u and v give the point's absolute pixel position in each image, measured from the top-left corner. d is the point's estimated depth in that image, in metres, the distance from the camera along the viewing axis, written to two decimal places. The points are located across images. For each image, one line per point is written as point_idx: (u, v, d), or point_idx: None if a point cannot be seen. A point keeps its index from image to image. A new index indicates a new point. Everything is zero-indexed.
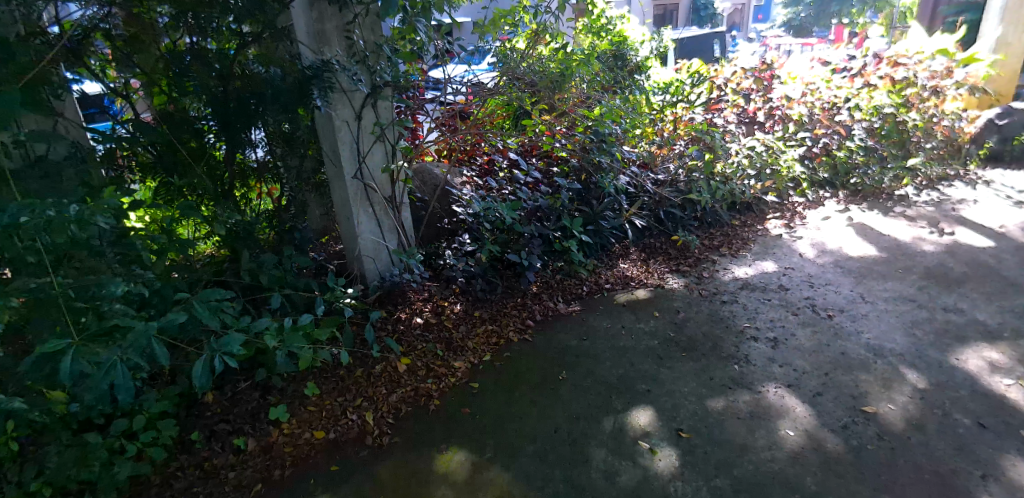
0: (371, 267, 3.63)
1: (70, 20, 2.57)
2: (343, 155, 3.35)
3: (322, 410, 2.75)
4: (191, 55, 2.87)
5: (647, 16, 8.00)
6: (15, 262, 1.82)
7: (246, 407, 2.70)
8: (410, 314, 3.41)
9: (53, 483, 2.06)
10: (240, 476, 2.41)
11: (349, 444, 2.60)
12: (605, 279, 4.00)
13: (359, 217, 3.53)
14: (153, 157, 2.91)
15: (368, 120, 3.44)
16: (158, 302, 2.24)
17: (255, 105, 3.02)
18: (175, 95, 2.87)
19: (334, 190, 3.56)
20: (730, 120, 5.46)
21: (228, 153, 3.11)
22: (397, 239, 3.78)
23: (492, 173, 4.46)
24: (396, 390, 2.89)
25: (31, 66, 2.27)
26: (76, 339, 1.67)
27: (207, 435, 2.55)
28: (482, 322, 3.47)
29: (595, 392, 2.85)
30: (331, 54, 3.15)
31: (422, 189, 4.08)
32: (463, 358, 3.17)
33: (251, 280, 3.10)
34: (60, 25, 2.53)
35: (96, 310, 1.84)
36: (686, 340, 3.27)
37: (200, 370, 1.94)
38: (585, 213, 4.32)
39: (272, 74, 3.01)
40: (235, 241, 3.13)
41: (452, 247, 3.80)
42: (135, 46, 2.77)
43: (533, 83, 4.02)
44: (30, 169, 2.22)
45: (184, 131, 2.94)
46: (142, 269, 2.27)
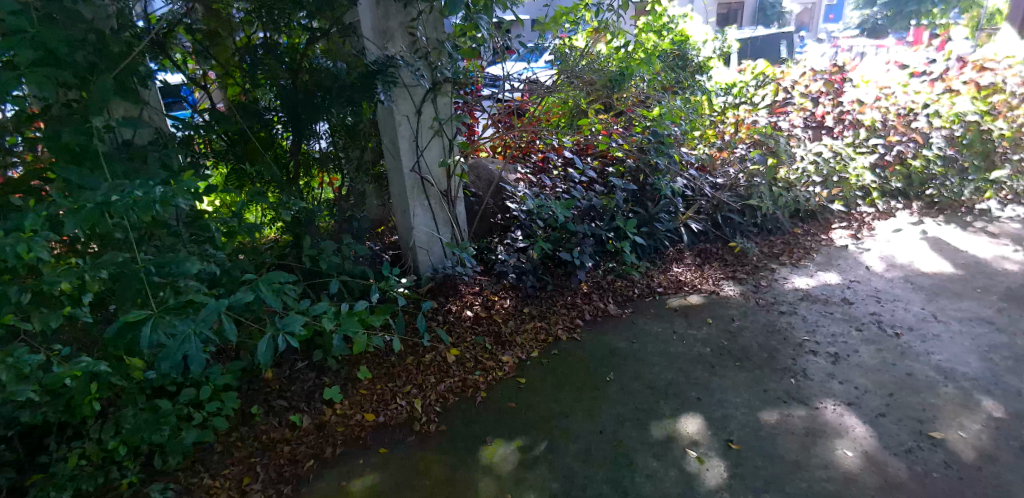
0: (425, 259, 3.74)
1: (156, 14, 2.75)
2: (402, 148, 3.47)
3: (372, 393, 2.85)
4: (263, 48, 3.08)
5: (710, 13, 7.71)
6: (104, 237, 1.96)
7: (302, 386, 2.86)
8: (461, 307, 3.48)
9: (128, 443, 2.22)
10: (295, 450, 2.54)
11: (397, 428, 2.67)
12: (657, 282, 3.94)
13: (416, 210, 3.63)
14: (225, 145, 3.05)
15: (428, 115, 3.54)
16: (226, 281, 2.36)
17: (321, 97, 3.18)
18: (248, 87, 3.12)
19: (393, 182, 3.70)
20: (795, 125, 5.23)
21: (294, 143, 3.29)
22: (450, 233, 3.87)
23: (545, 171, 4.48)
24: (444, 380, 2.95)
25: (124, 57, 2.41)
26: (155, 311, 1.76)
27: (266, 409, 2.71)
28: (531, 318, 3.49)
29: (643, 397, 2.81)
30: (394, 51, 3.29)
31: (476, 185, 4.18)
32: (511, 353, 3.19)
33: (311, 266, 3.26)
34: (147, 21, 2.72)
35: (173, 286, 1.94)
36: (740, 349, 3.18)
37: (264, 347, 2.00)
38: (639, 215, 4.29)
39: (338, 68, 3.17)
40: (298, 227, 3.29)
41: (505, 243, 3.85)
42: (213, 39, 2.99)
43: (592, 82, 3.96)
44: (119, 153, 2.37)
45: (254, 120, 3.11)
46: (214, 250, 2.43)
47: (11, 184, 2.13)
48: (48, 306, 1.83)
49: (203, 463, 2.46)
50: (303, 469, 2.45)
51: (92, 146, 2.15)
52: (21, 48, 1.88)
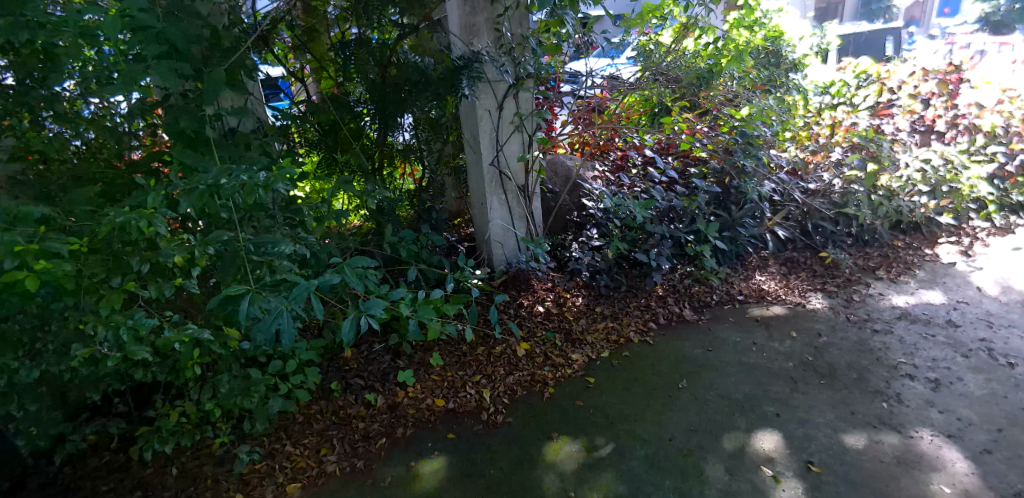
0: (499, 252, 3.78)
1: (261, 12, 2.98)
2: (483, 142, 3.52)
3: (443, 380, 2.94)
4: (356, 43, 3.21)
5: (808, 9, 7.23)
6: (212, 217, 2.12)
7: (378, 368, 3.01)
8: (533, 302, 3.50)
9: (222, 406, 2.41)
10: (369, 427, 2.67)
11: (466, 416, 2.73)
12: (737, 289, 3.78)
13: (493, 203, 3.69)
14: (318, 135, 3.23)
15: (509, 110, 3.58)
16: (315, 263, 2.53)
17: (407, 91, 3.30)
18: (341, 80, 3.28)
19: (472, 175, 3.77)
20: (900, 129, 4.86)
21: (380, 135, 3.41)
22: (526, 227, 3.89)
23: (625, 169, 4.44)
24: (513, 372, 2.99)
25: (233, 51, 2.60)
26: (253, 286, 1.89)
27: (344, 386, 2.88)
28: (603, 318, 3.45)
29: (716, 407, 2.71)
30: (479, 46, 3.33)
31: (553, 181, 4.19)
32: (581, 351, 3.17)
33: (391, 253, 3.40)
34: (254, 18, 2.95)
35: (270, 265, 2.07)
36: (826, 366, 3.00)
37: (348, 326, 2.10)
38: (721, 218, 4.13)
39: (426, 63, 3.35)
40: (380, 216, 3.43)
41: (579, 240, 3.84)
42: (310, 35, 3.22)
43: (678, 79, 3.90)
44: (227, 140, 2.57)
45: (345, 111, 3.26)
46: (306, 233, 2.57)
47: (134, 165, 2.39)
48: (163, 277, 2.00)
49: (286, 430, 2.66)
50: (375, 447, 2.57)
51: (204, 132, 2.34)
52: (149, 42, 2.09)
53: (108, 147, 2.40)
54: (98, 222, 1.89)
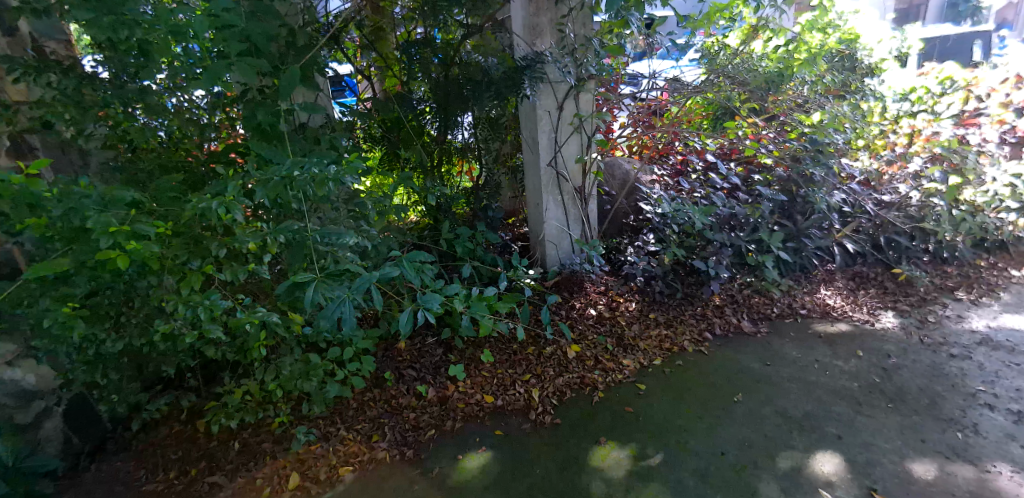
0: (553, 253, 3.78)
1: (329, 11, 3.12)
2: (541, 143, 3.54)
3: (493, 377, 2.98)
4: (419, 44, 3.27)
5: (889, 10, 6.83)
6: (283, 208, 2.23)
7: (430, 360, 3.08)
8: (585, 304, 3.48)
9: (284, 388, 2.52)
10: (420, 418, 2.73)
11: (514, 413, 2.75)
12: (800, 303, 3.64)
13: (548, 204, 3.69)
14: (381, 131, 3.36)
15: (569, 111, 3.57)
16: (375, 255, 2.62)
17: (469, 91, 3.32)
18: (405, 78, 3.37)
19: (529, 175, 3.79)
20: (989, 140, 4.38)
21: (438, 134, 3.48)
22: (581, 229, 3.87)
23: (684, 174, 4.34)
24: (563, 374, 2.99)
25: (307, 49, 2.72)
26: (318, 275, 1.97)
27: (397, 376, 2.97)
28: (657, 325, 3.40)
29: (773, 424, 2.61)
30: (541, 46, 3.37)
31: (610, 184, 4.16)
32: (633, 357, 3.13)
33: (447, 249, 3.46)
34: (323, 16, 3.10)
35: (334, 255, 2.16)
36: (894, 389, 2.83)
37: (405, 319, 2.09)
38: (786, 228, 3.98)
39: (489, 63, 3.36)
40: (438, 212, 3.52)
41: (635, 245, 3.78)
42: (377, 34, 3.32)
43: (745, 83, 3.74)
44: (299, 134, 2.69)
45: (407, 107, 3.33)
46: (368, 226, 2.65)
47: (215, 156, 2.54)
48: (237, 262, 2.12)
49: (340, 415, 2.77)
50: (424, 437, 2.63)
51: (278, 126, 2.45)
52: (231, 40, 2.19)
53: (190, 137, 2.57)
54: (182, 208, 2.03)
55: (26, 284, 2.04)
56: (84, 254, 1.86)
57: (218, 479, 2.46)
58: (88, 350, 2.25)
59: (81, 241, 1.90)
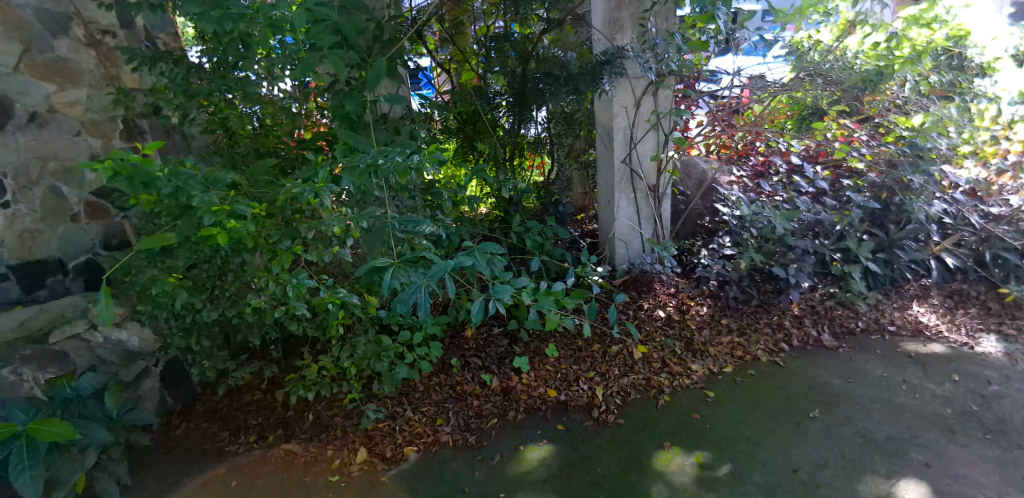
0: (622, 251, 3.73)
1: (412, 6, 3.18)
2: (616, 139, 3.49)
3: (557, 371, 2.99)
4: (497, 39, 3.36)
5: (1010, 5, 6.21)
6: (365, 195, 2.31)
7: (495, 351, 3.13)
8: (654, 306, 3.42)
9: (357, 366, 2.63)
10: (483, 406, 2.79)
11: (577, 410, 2.75)
12: (888, 319, 3.41)
13: (620, 201, 3.64)
14: (458, 124, 3.43)
15: (647, 108, 3.50)
16: (448, 245, 2.68)
17: (545, 85, 3.29)
18: (483, 72, 3.45)
19: (602, 172, 3.74)
20: None
21: (511, 128, 3.51)
22: (652, 229, 3.79)
23: (765, 176, 4.14)
24: (628, 374, 2.95)
25: (392, 42, 2.80)
26: (396, 260, 2.04)
27: (463, 364, 3.04)
28: (729, 331, 3.28)
29: (851, 444, 2.46)
30: (621, 41, 3.31)
31: (685, 183, 4.10)
32: (702, 363, 3.05)
33: (517, 242, 3.49)
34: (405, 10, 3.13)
35: (411, 242, 2.22)
36: (994, 420, 2.59)
37: (477, 308, 2.18)
38: (877, 238, 3.74)
39: (568, 57, 3.42)
40: (508, 206, 3.54)
41: (710, 247, 3.66)
42: (456, 27, 3.38)
43: (839, 81, 3.51)
44: (382, 125, 2.78)
45: (485, 101, 3.41)
46: (443, 215, 2.71)
47: (305, 144, 2.67)
48: (323, 244, 2.23)
49: (407, 397, 2.86)
50: (487, 426, 2.67)
51: (365, 116, 2.56)
52: (324, 34, 2.31)
53: (281, 124, 2.69)
54: (275, 191, 2.16)
55: (137, 254, 2.23)
56: (188, 230, 2.00)
57: (294, 447, 2.63)
58: (185, 318, 2.44)
59: (186, 217, 2.05)
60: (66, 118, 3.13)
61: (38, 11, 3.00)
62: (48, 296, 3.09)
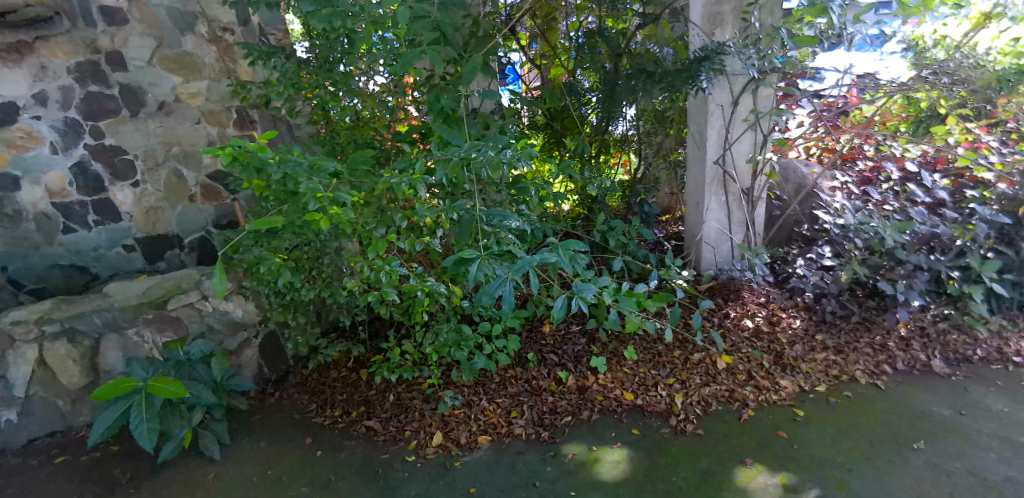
0: (709, 256, 3.59)
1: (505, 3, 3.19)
2: (710, 139, 3.36)
3: (635, 375, 2.93)
4: (588, 36, 3.32)
5: None
6: (456, 188, 2.37)
7: (573, 348, 3.13)
8: (741, 314, 3.28)
9: (438, 353, 2.71)
10: (558, 403, 2.79)
11: (654, 416, 2.69)
12: (1012, 349, 3.08)
13: (710, 204, 3.50)
14: (546, 119, 3.43)
15: (745, 106, 3.34)
16: (531, 240, 2.69)
17: (637, 83, 3.21)
18: (573, 67, 3.42)
19: (692, 172, 3.62)
20: None
21: (598, 125, 3.48)
22: (743, 234, 3.63)
23: (873, 183, 3.81)
24: (710, 384, 2.85)
25: (489, 37, 2.83)
26: (483, 252, 2.06)
27: (539, 359, 3.06)
28: (823, 348, 3.08)
29: (961, 482, 2.22)
30: (720, 36, 3.19)
31: (783, 187, 3.90)
32: (792, 379, 2.88)
33: (600, 241, 3.45)
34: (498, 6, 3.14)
35: (496, 236, 2.23)
36: None
37: (560, 305, 2.13)
38: (1004, 257, 3.30)
39: (664, 53, 3.37)
40: (591, 203, 3.50)
41: (808, 257, 3.44)
42: (547, 23, 3.37)
43: (968, 79, 3.23)
44: (474, 120, 2.84)
45: (575, 97, 3.39)
46: (528, 210, 2.72)
47: (400, 137, 2.76)
48: (415, 234, 2.31)
49: (483, 387, 2.92)
50: (561, 423, 2.68)
51: (459, 111, 2.61)
52: (424, 30, 2.37)
53: (377, 117, 2.81)
54: (373, 180, 2.26)
55: (246, 234, 2.42)
56: (294, 214, 2.14)
57: (375, 424, 2.76)
58: (286, 296, 2.64)
59: (292, 202, 2.20)
60: (188, 107, 4.00)
61: (169, 10, 3.88)
62: (166, 266, 3.91)
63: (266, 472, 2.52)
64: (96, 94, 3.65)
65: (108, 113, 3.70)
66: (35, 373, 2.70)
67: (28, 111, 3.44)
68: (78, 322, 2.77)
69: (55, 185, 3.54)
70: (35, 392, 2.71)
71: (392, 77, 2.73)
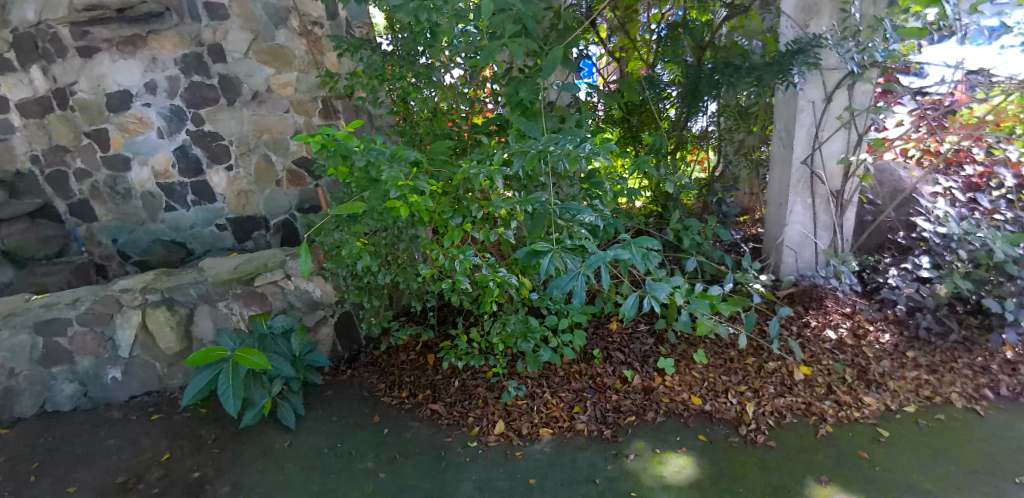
0: (790, 261, 3.42)
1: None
2: (798, 137, 3.19)
3: (704, 379, 2.85)
4: (671, 28, 3.23)
5: None
6: (531, 181, 2.38)
7: (640, 348, 3.07)
8: (823, 324, 3.11)
9: (504, 343, 2.73)
10: (624, 402, 2.75)
11: (722, 423, 2.60)
12: None
13: (794, 206, 3.33)
14: (623, 114, 3.38)
15: (840, 103, 3.15)
16: (603, 236, 2.65)
17: (721, 77, 3.09)
18: (652, 60, 3.34)
19: (775, 172, 3.45)
20: None
21: (676, 121, 3.39)
22: (830, 239, 3.42)
23: (981, 191, 3.46)
24: (785, 395, 2.72)
25: (571, 28, 2.81)
26: (555, 246, 2.06)
27: (605, 356, 3.03)
28: (915, 367, 2.86)
29: None
30: (815, 28, 3.00)
31: (877, 191, 3.68)
32: (877, 396, 2.70)
33: (674, 240, 3.37)
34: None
35: (569, 230, 2.22)
36: None
37: (631, 302, 2.09)
38: None
39: (753, 46, 3.22)
40: (666, 200, 3.41)
41: (902, 267, 3.20)
42: (626, 15, 3.28)
43: None
44: (552, 113, 2.83)
45: (654, 90, 3.29)
46: (602, 205, 2.68)
47: (477, 129, 2.79)
48: (489, 224, 2.34)
49: (548, 380, 2.93)
50: (624, 422, 2.64)
51: (537, 103, 2.61)
52: (506, 23, 2.38)
53: (453, 109, 2.86)
54: (451, 171, 2.32)
55: (330, 218, 2.55)
56: (375, 200, 2.22)
57: (440, 408, 2.84)
58: (363, 278, 2.75)
59: (373, 189, 2.29)
60: (279, 97, 4.24)
61: (265, 6, 4.10)
62: (252, 246, 4.37)
63: (336, 445, 2.65)
64: (197, 83, 4.09)
65: (207, 101, 4.13)
66: (137, 337, 2.98)
67: (140, 99, 4.05)
68: (177, 292, 3.02)
69: (161, 166, 4.17)
70: (138, 353, 2.99)
71: (471, 69, 2.77)
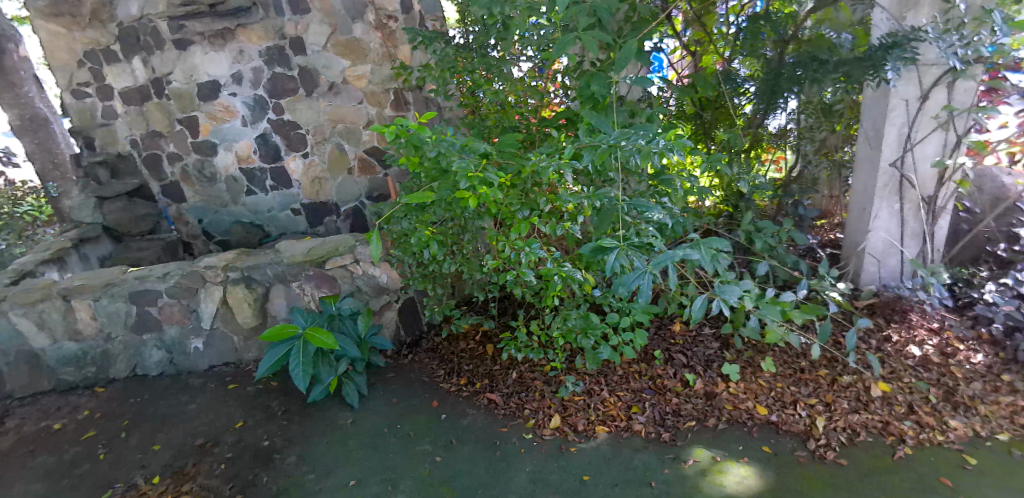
0: (871, 270, 3.21)
1: None
2: (888, 137, 2.99)
3: (771, 389, 2.74)
4: (751, 20, 3.07)
5: None
6: (599, 175, 2.35)
7: (703, 352, 2.98)
8: (906, 339, 2.90)
9: (564, 338, 2.72)
10: (684, 406, 2.68)
11: (789, 435, 2.49)
12: None
13: (879, 211, 3.12)
14: (696, 110, 3.28)
15: (937, 103, 2.93)
16: (671, 235, 2.58)
17: (802, 73, 3.00)
18: (729, 54, 3.22)
19: (860, 174, 3.25)
20: None
21: (752, 117, 3.26)
22: (918, 248, 3.18)
23: None
24: (860, 411, 2.57)
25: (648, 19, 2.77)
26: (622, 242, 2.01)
27: (666, 358, 2.96)
28: (1011, 391, 2.62)
29: None
30: (913, 20, 2.80)
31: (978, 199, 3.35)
32: (964, 420, 2.50)
33: (744, 242, 3.24)
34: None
35: (637, 228, 2.20)
36: None
37: (699, 304, 2.05)
38: None
39: (842, 39, 3.01)
40: (738, 200, 3.28)
41: (1001, 283, 2.94)
42: (704, 7, 3.12)
43: None
44: (623, 107, 2.77)
45: (731, 85, 3.20)
46: (671, 203, 2.60)
47: (547, 122, 2.78)
48: (555, 218, 2.34)
49: (606, 378, 2.90)
50: (684, 427, 2.58)
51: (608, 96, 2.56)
52: (580, 15, 2.35)
53: (523, 101, 2.86)
54: (519, 163, 2.32)
55: (399, 206, 2.62)
56: (444, 190, 2.27)
57: (497, 398, 2.87)
58: (428, 266, 2.81)
59: (443, 178, 2.33)
60: (353, 89, 4.34)
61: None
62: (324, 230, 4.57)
63: (395, 426, 2.73)
64: (279, 75, 4.29)
65: (287, 92, 4.33)
66: (218, 310, 3.19)
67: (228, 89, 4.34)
68: (254, 271, 3.20)
69: (243, 151, 4.46)
70: (218, 325, 3.21)
71: (543, 62, 2.77)
